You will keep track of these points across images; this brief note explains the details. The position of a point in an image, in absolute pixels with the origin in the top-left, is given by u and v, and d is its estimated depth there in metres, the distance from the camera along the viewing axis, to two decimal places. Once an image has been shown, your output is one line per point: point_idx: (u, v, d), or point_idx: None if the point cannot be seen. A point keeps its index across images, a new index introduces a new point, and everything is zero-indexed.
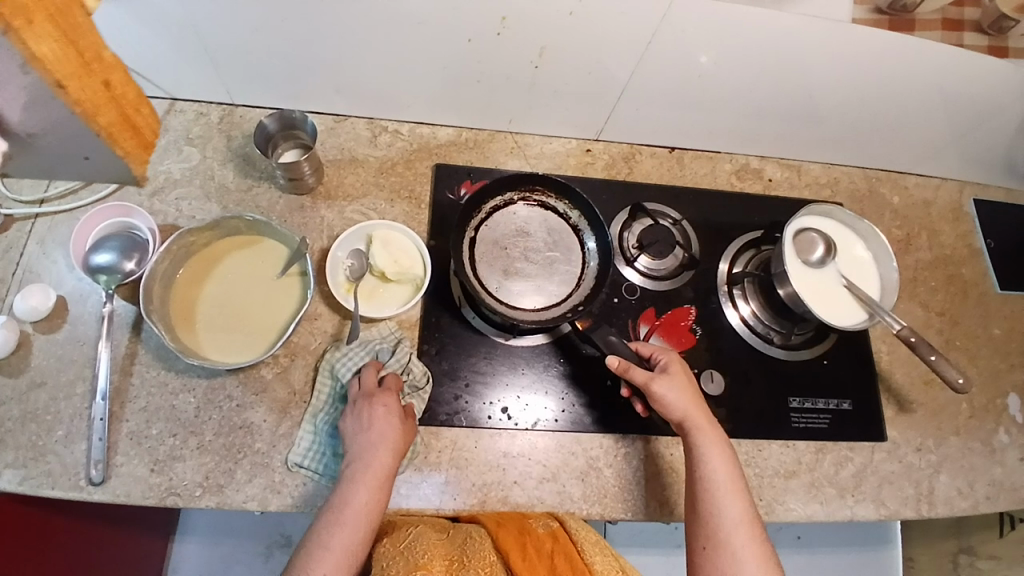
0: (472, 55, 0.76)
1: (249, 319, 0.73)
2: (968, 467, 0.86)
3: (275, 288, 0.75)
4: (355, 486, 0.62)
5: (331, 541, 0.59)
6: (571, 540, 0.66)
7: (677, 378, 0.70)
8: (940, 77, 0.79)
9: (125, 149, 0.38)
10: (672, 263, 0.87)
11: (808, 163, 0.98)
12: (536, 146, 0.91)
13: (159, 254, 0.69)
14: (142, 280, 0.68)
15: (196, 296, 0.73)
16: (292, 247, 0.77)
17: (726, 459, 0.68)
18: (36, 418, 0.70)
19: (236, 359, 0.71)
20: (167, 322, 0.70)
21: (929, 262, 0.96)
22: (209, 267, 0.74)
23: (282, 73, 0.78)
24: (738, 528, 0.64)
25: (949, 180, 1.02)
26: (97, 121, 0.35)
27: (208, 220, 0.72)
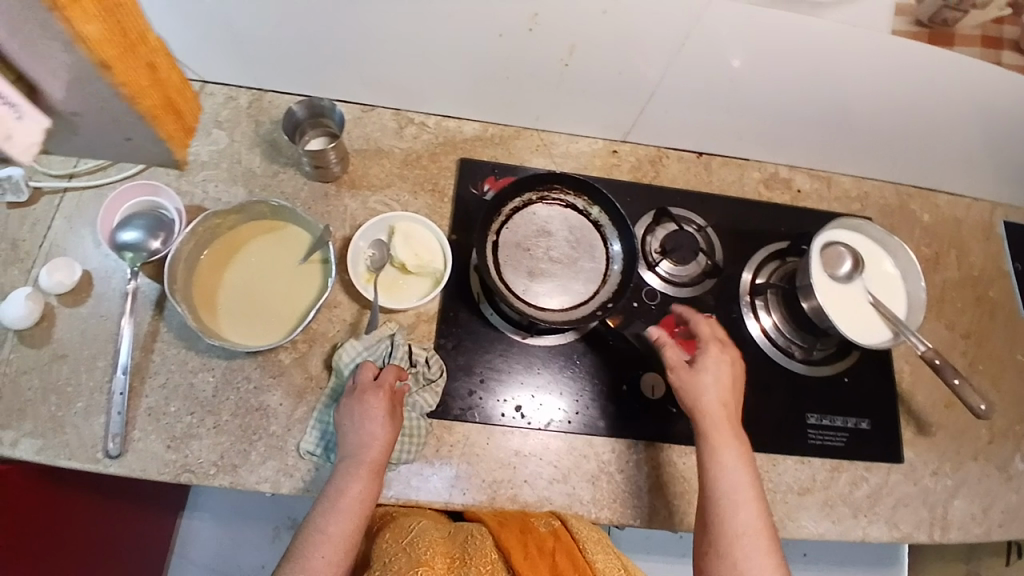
0: (502, 50, 0.75)
1: (272, 304, 0.74)
2: (986, 493, 0.84)
3: (298, 274, 0.75)
4: (353, 479, 0.64)
5: (329, 528, 0.61)
6: (573, 538, 0.65)
7: (712, 377, 0.69)
8: (981, 92, 0.77)
9: (168, 132, 0.44)
10: (695, 270, 0.86)
11: (839, 175, 0.96)
12: (562, 145, 0.90)
13: (185, 235, 0.70)
14: (168, 261, 0.68)
15: (220, 280, 0.73)
16: (315, 234, 0.77)
17: (745, 466, 0.65)
18: (57, 390, 0.72)
19: (256, 342, 0.72)
20: (191, 302, 0.71)
21: (958, 282, 0.94)
22: (234, 251, 0.75)
23: (312, 61, 0.78)
24: (749, 538, 0.61)
25: (981, 199, 0.99)
26: (142, 104, 0.39)
27: (234, 204, 0.73)
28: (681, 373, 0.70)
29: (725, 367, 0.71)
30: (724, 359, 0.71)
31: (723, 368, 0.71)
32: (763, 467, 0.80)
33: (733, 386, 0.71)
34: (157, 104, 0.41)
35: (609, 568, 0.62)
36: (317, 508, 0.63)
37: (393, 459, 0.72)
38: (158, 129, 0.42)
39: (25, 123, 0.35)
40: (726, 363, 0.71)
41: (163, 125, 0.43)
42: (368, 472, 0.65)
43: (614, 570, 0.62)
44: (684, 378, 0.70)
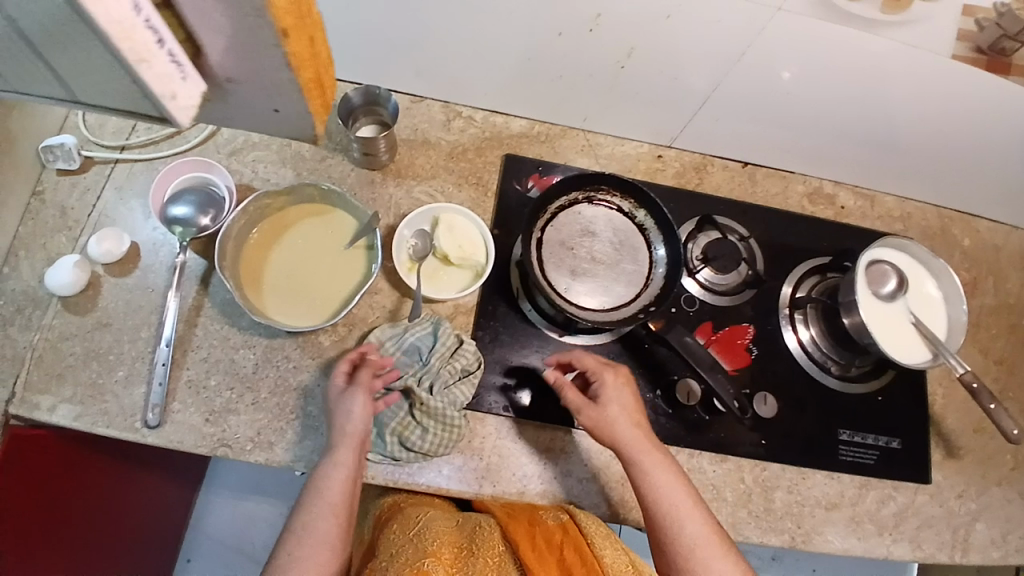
0: (560, 48, 0.75)
1: (317, 286, 0.74)
2: (1012, 522, 0.84)
3: (343, 258, 0.76)
4: (339, 470, 0.64)
5: (319, 528, 0.62)
6: (581, 532, 0.63)
7: (617, 406, 0.69)
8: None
9: (313, 107, 0.32)
10: (734, 279, 0.86)
11: (881, 194, 0.96)
12: (607, 147, 0.91)
13: (237, 213, 0.71)
14: (219, 237, 0.70)
15: (266, 259, 0.74)
16: (361, 220, 0.77)
17: (677, 480, 0.66)
18: (98, 357, 0.72)
19: (299, 323, 0.73)
20: (237, 280, 0.72)
21: (994, 308, 0.94)
22: (282, 232, 0.76)
23: (369, 48, 0.79)
24: (702, 548, 0.63)
25: (1022, 228, 0.99)
26: (301, 75, 0.29)
27: (284, 185, 0.74)
28: (588, 410, 0.69)
29: (623, 390, 0.70)
30: (617, 380, 0.70)
31: (623, 394, 0.70)
32: (792, 480, 0.80)
33: (637, 406, 0.70)
34: (312, 77, 0.30)
35: (617, 563, 0.60)
36: (305, 506, 0.63)
37: (431, 452, 0.71)
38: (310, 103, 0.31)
39: (191, 88, 0.29)
40: (621, 385, 0.70)
41: (309, 94, 0.31)
42: (354, 458, 0.66)
43: (622, 565, 0.60)
44: (594, 416, 0.68)
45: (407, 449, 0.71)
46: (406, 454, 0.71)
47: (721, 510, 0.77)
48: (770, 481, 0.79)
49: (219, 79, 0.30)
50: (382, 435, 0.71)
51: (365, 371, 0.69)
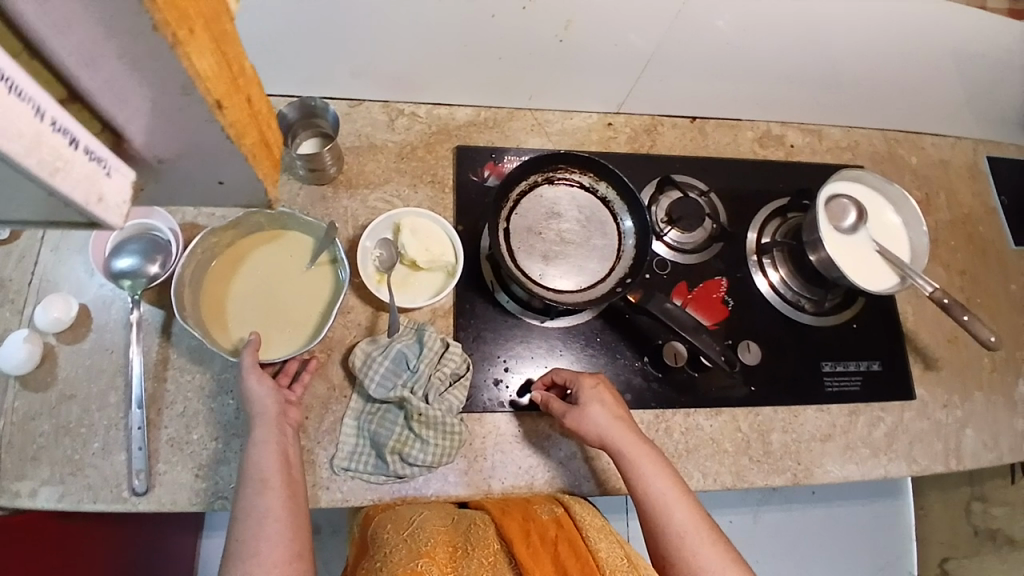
0: (496, 31, 0.73)
1: (288, 313, 0.71)
2: (992, 421, 0.89)
3: (309, 279, 0.73)
4: (264, 444, 0.62)
5: (260, 504, 0.58)
6: (576, 527, 0.63)
7: (597, 405, 0.69)
8: (970, 34, 0.78)
9: (264, 172, 0.32)
10: (701, 236, 0.86)
11: (829, 127, 0.97)
12: (557, 122, 0.89)
13: (185, 258, 0.67)
14: (172, 285, 0.65)
15: (228, 296, 0.71)
16: (319, 237, 0.74)
17: (664, 471, 0.66)
18: (70, 432, 0.68)
19: (278, 353, 0.70)
20: (202, 324, 0.68)
21: (948, 222, 0.97)
22: (237, 266, 0.72)
23: (296, 59, 0.74)
24: (691, 535, 0.63)
25: (963, 139, 1.02)
26: (244, 143, 0.29)
27: (230, 218, 0.70)
28: (571, 415, 0.69)
29: (605, 391, 0.71)
30: (598, 381, 0.72)
31: (604, 394, 0.71)
32: (786, 421, 0.82)
33: (620, 404, 0.71)
34: (255, 141, 0.31)
35: (612, 556, 0.59)
36: (242, 491, 0.59)
37: (435, 463, 0.70)
38: (256, 170, 0.31)
39: (118, 181, 0.26)
40: (601, 386, 0.71)
41: (256, 160, 0.31)
42: (277, 434, 0.63)
43: (617, 559, 0.59)
44: (577, 419, 0.69)
45: (411, 464, 0.70)
46: (410, 470, 0.70)
47: (725, 463, 0.79)
48: (766, 425, 0.81)
49: (150, 162, 0.29)
50: (382, 456, 0.70)
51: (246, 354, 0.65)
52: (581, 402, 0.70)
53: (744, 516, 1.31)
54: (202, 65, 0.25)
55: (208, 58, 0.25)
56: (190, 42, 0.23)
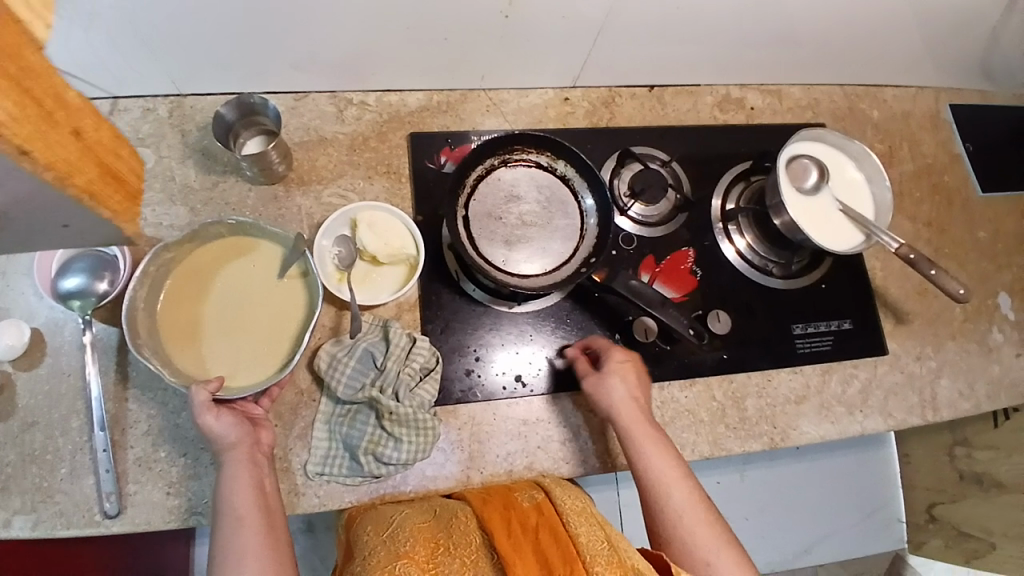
0: (436, 10, 0.70)
1: (257, 333, 0.69)
2: (966, 369, 0.90)
3: (278, 295, 0.70)
4: (236, 479, 0.61)
5: (236, 541, 0.57)
6: (556, 511, 0.62)
7: (617, 377, 0.72)
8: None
9: (112, 208, 0.32)
10: (666, 207, 0.85)
11: (788, 86, 0.96)
12: (512, 102, 0.86)
13: (137, 280, 0.64)
14: (125, 311, 0.62)
15: (191, 317, 0.68)
16: (285, 247, 0.71)
17: (668, 454, 0.68)
18: (36, 460, 0.67)
19: (250, 379, 0.67)
20: (162, 351, 0.65)
21: (913, 173, 0.97)
22: (197, 282, 0.69)
23: (229, 54, 0.71)
24: (686, 516, 0.65)
25: (925, 89, 1.01)
26: (74, 183, 0.29)
27: (185, 232, 0.67)
28: (591, 389, 0.72)
29: (630, 370, 0.73)
30: (625, 359, 0.74)
31: (626, 373, 0.73)
32: (760, 385, 0.82)
33: (641, 384, 0.73)
34: (92, 178, 0.31)
35: (592, 541, 0.58)
36: (218, 529, 0.58)
37: (410, 460, 0.70)
38: (100, 209, 0.32)
39: None
40: (627, 364, 0.73)
41: (98, 199, 0.31)
42: (248, 466, 0.62)
43: (597, 542, 0.58)
44: (596, 394, 0.72)
45: (386, 464, 0.70)
46: (386, 469, 0.70)
47: (702, 432, 0.79)
48: (740, 392, 0.82)
49: None
50: (356, 458, 0.69)
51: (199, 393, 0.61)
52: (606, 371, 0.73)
53: (732, 476, 1.32)
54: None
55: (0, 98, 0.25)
56: None
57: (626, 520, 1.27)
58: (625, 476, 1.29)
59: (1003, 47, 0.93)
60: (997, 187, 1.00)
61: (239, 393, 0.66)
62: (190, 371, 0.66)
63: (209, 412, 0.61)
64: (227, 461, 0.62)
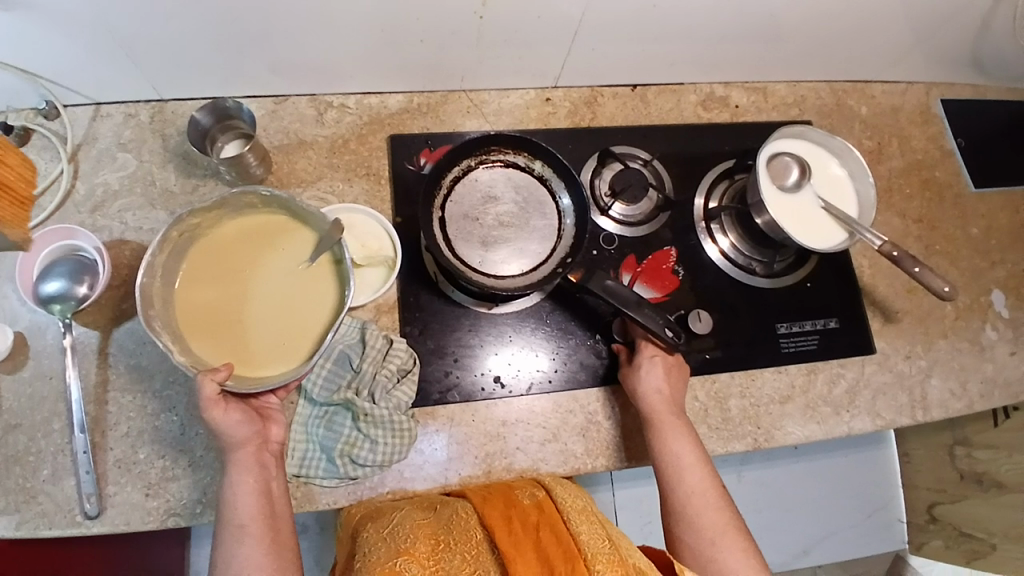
0: (409, 13, 0.70)
1: (279, 320, 0.64)
2: (958, 368, 0.88)
3: (305, 281, 0.65)
4: (238, 485, 0.61)
5: (239, 553, 0.58)
6: (557, 509, 0.62)
7: (650, 368, 0.74)
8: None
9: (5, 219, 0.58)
10: (648, 206, 0.84)
11: (773, 83, 0.95)
12: (492, 102, 0.86)
13: (156, 245, 0.60)
14: (138, 282, 0.59)
15: (210, 291, 0.64)
16: (320, 229, 0.66)
17: (689, 441, 0.71)
18: (19, 461, 0.67)
19: (266, 368, 0.63)
20: (175, 327, 0.62)
21: (902, 169, 0.95)
22: (222, 254, 0.65)
23: (205, 59, 0.72)
24: (698, 498, 0.68)
25: (915, 83, 1.00)
26: None
27: (213, 199, 0.62)
28: (625, 376, 0.76)
29: (665, 359, 0.76)
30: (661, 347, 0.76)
31: (659, 361, 0.75)
32: (743, 386, 0.82)
33: (672, 372, 0.76)
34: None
35: (593, 538, 0.58)
36: (221, 536, 0.59)
37: (386, 462, 0.70)
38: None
39: None
40: (662, 353, 0.75)
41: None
42: (254, 469, 0.62)
43: (598, 540, 0.57)
44: (628, 379, 0.75)
45: (361, 465, 0.70)
46: (362, 470, 0.70)
47: None
48: (722, 393, 0.81)
49: None
50: (333, 459, 0.70)
51: (206, 385, 0.58)
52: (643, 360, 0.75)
53: (729, 477, 1.31)
54: None
55: None
56: None
57: (621, 521, 1.26)
58: (620, 477, 1.28)
59: (994, 39, 0.92)
60: (991, 182, 0.98)
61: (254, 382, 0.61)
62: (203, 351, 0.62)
63: (217, 407, 0.60)
64: (233, 462, 0.62)
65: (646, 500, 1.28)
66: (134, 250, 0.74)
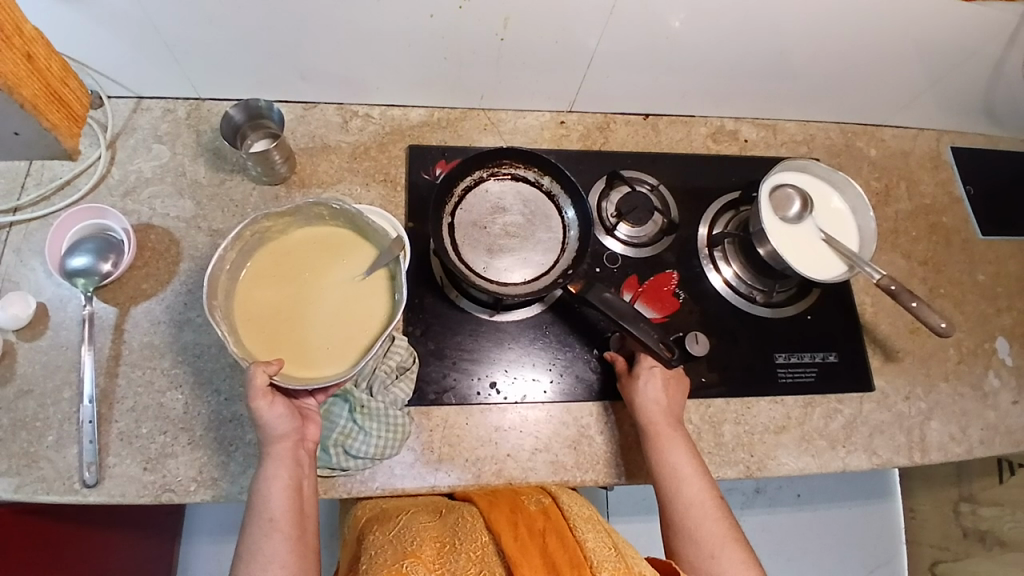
0: (436, 31, 0.75)
1: (330, 326, 0.66)
2: (960, 413, 0.87)
3: (360, 293, 0.68)
4: (273, 480, 0.61)
5: (267, 548, 0.58)
6: (563, 517, 0.61)
7: (647, 378, 0.75)
8: (920, 25, 0.78)
9: (52, 120, 0.71)
10: (652, 229, 0.87)
11: (783, 121, 0.98)
12: (509, 121, 0.91)
13: (228, 241, 0.63)
14: (208, 273, 0.62)
15: (271, 294, 0.66)
16: (381, 245, 0.69)
17: (687, 453, 0.71)
18: (26, 426, 0.70)
19: (314, 371, 0.64)
20: (232, 322, 0.64)
21: (909, 212, 0.97)
22: (287, 260, 0.68)
23: (242, 62, 0.77)
24: (696, 510, 0.67)
25: (925, 130, 1.02)
26: (27, 93, 0.64)
27: (287, 206, 0.66)
28: (625, 385, 0.76)
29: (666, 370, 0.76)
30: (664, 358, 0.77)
31: (660, 372, 0.75)
32: (738, 412, 0.82)
33: (673, 384, 0.76)
34: (40, 94, 0.67)
35: (599, 546, 0.57)
36: (250, 528, 0.60)
37: (378, 455, 0.72)
38: (45, 118, 0.70)
39: None
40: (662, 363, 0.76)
41: (44, 111, 0.69)
42: (290, 464, 0.63)
43: (604, 548, 0.56)
44: (628, 390, 0.75)
45: (354, 457, 0.71)
46: (354, 462, 0.72)
47: None
48: (716, 417, 0.81)
49: None
50: (325, 448, 0.71)
51: (257, 375, 0.59)
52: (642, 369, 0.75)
53: None
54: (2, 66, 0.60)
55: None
56: None
57: None
58: (617, 510, 1.26)
59: (1003, 89, 0.94)
60: (1000, 230, 0.99)
61: (303, 383, 0.62)
62: (257, 348, 0.64)
63: (263, 399, 0.61)
64: (270, 454, 0.63)
65: (642, 535, 1.25)
66: (159, 234, 0.78)
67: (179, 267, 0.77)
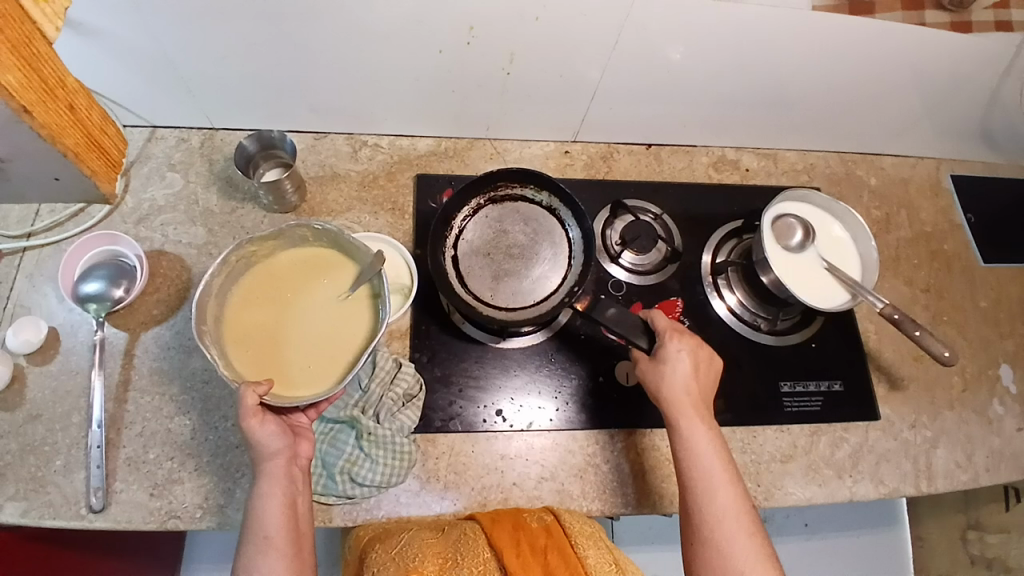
0: (443, 65, 0.77)
1: (316, 344, 0.67)
2: (965, 440, 0.87)
3: (345, 309, 0.68)
4: (269, 498, 0.61)
5: (263, 565, 0.58)
6: (565, 534, 0.61)
7: (675, 363, 0.70)
8: (918, 57, 0.81)
9: (92, 167, 0.70)
10: (656, 256, 0.88)
11: (784, 151, 1.00)
12: (514, 151, 0.92)
13: (215, 266, 0.65)
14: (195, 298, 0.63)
15: (257, 315, 0.67)
16: (364, 262, 0.71)
17: (718, 455, 0.67)
18: (34, 451, 0.70)
19: (301, 389, 0.64)
20: (221, 345, 0.65)
21: (910, 239, 0.98)
22: (273, 282, 0.69)
23: (258, 95, 0.80)
24: (727, 521, 0.63)
25: (925, 158, 1.04)
26: (65, 143, 0.63)
27: (271, 230, 0.68)
28: (649, 369, 0.72)
29: (694, 351, 0.72)
30: (689, 339, 0.72)
31: (687, 355, 0.71)
32: (744, 441, 0.81)
33: (703, 367, 0.72)
34: (78, 142, 0.66)
35: (600, 563, 0.58)
36: (246, 546, 0.59)
37: (384, 483, 0.71)
38: (85, 165, 0.69)
39: None
40: (690, 345, 0.72)
41: (86, 159, 0.68)
42: (283, 482, 0.63)
43: (605, 565, 0.57)
44: (652, 374, 0.71)
45: (360, 485, 0.71)
46: (360, 490, 0.71)
47: None
48: None
49: None
50: (332, 476, 0.71)
51: (247, 396, 0.60)
52: (669, 352, 0.71)
53: None
54: (40, 117, 0.59)
55: (34, 102, 0.58)
56: (35, 104, 0.58)
57: None
58: (623, 539, 1.24)
59: (1000, 119, 0.96)
60: (1001, 257, 1.00)
61: (291, 400, 0.63)
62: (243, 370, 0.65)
63: (254, 419, 0.61)
64: (264, 472, 0.63)
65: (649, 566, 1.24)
66: (170, 261, 0.80)
67: (189, 292, 0.78)
